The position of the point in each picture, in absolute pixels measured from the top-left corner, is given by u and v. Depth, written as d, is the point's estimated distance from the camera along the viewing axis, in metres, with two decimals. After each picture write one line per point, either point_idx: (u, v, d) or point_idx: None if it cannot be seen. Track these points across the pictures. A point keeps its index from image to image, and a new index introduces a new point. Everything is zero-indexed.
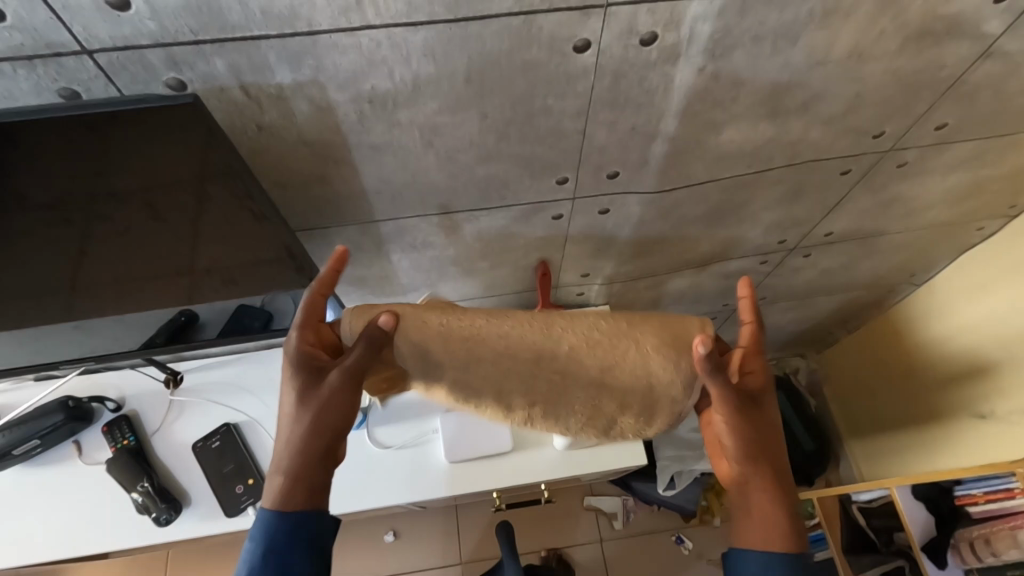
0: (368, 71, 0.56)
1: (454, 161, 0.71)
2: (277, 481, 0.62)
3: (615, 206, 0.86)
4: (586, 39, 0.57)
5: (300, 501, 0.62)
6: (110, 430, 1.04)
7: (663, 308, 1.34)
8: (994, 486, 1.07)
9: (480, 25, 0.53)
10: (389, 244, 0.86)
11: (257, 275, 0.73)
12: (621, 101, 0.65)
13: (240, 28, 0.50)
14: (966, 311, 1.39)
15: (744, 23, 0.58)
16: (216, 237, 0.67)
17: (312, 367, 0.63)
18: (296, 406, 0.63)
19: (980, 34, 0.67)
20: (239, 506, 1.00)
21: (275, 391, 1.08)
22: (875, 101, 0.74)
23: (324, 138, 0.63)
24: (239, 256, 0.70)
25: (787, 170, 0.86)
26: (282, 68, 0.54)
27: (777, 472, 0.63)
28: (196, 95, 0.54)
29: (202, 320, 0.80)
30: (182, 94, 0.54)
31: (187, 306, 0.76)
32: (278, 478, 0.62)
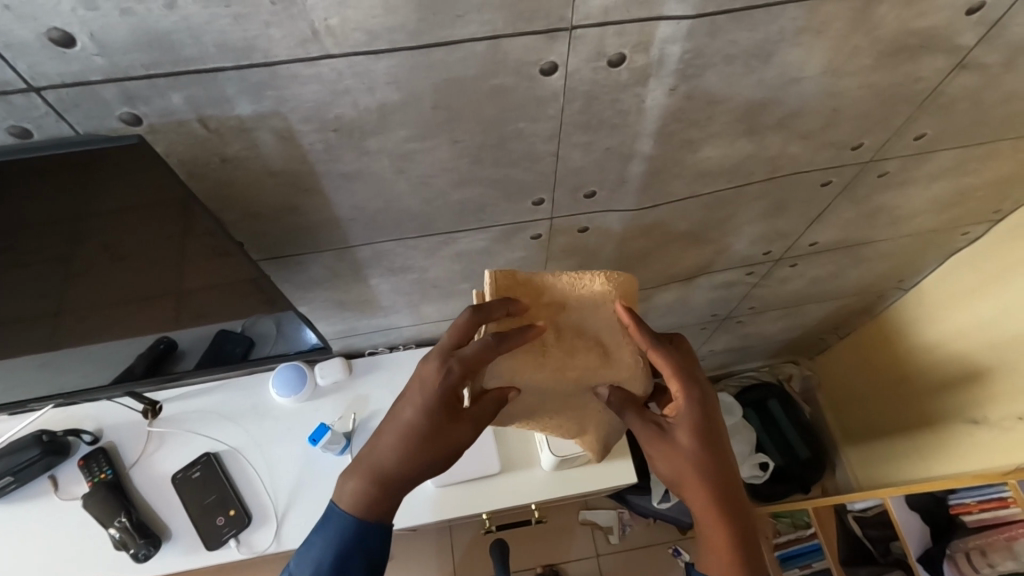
0: (331, 101, 0.55)
1: (427, 186, 0.69)
2: (362, 485, 0.68)
3: (596, 224, 0.85)
4: (554, 62, 0.55)
5: (369, 515, 0.69)
6: (86, 463, 1.01)
7: (652, 321, 1.33)
8: (987, 495, 1.02)
9: (443, 51, 0.52)
10: (367, 268, 0.84)
11: (227, 302, 0.73)
12: (595, 123, 0.64)
13: (194, 61, 0.48)
14: (955, 316, 1.38)
15: (715, 43, 0.57)
16: (184, 268, 0.66)
17: (448, 403, 0.64)
18: (421, 429, 0.65)
19: (954, 47, 0.66)
20: (222, 538, 0.98)
21: (258, 418, 1.07)
22: (852, 115, 0.74)
23: (291, 167, 0.61)
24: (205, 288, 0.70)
25: (768, 184, 0.85)
26: (241, 100, 0.52)
27: (729, 502, 0.65)
28: (140, 137, 0.50)
29: (181, 347, 0.81)
30: (126, 136, 0.50)
31: (164, 335, 0.77)
32: (364, 483, 0.68)
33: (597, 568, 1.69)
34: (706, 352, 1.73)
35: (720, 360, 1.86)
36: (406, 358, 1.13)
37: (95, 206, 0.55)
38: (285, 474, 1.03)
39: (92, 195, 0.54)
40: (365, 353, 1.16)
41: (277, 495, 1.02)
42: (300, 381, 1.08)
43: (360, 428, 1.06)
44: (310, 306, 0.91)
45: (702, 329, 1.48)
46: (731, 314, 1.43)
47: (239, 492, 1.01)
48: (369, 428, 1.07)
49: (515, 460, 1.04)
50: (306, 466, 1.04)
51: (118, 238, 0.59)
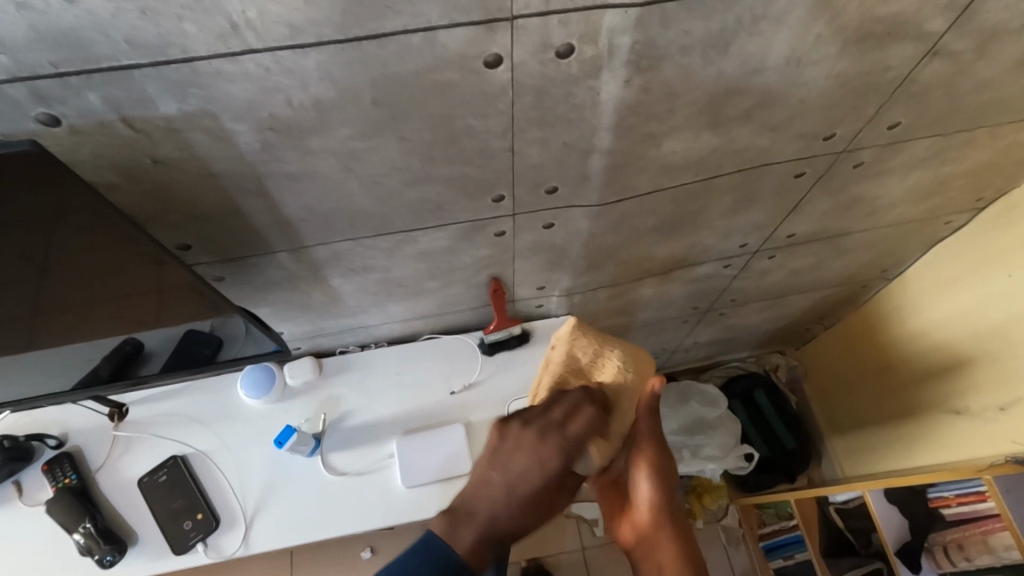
0: (263, 99, 0.52)
1: (379, 185, 0.67)
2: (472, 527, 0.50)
3: (561, 221, 0.82)
4: (497, 54, 0.53)
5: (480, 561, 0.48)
6: (50, 469, 0.99)
7: (631, 316, 1.31)
8: (965, 489, 1.00)
9: (377, 45, 0.49)
10: (326, 269, 0.82)
11: (169, 309, 0.71)
12: (548, 117, 0.62)
13: (107, 59, 0.45)
14: (938, 305, 1.36)
15: (668, 33, 0.54)
16: (117, 275, 0.64)
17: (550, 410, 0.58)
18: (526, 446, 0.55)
19: (924, 33, 0.63)
20: (189, 543, 0.97)
21: (227, 420, 1.05)
22: (821, 105, 0.71)
23: (230, 168, 0.59)
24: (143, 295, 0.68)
25: (738, 177, 0.83)
26: (165, 99, 0.50)
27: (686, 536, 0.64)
28: (38, 142, 0.48)
29: (148, 348, 0.79)
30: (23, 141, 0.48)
31: (130, 336, 0.76)
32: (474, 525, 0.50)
33: (583, 561, 1.69)
34: (690, 344, 1.72)
35: (706, 351, 1.84)
36: (378, 357, 1.12)
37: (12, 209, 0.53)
38: (254, 476, 1.02)
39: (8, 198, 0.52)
40: (336, 352, 1.14)
41: (246, 499, 1.00)
42: (269, 383, 1.06)
43: (331, 429, 1.05)
44: (271, 307, 0.89)
45: (684, 322, 1.47)
46: (713, 306, 1.41)
47: (207, 496, 1.00)
48: (341, 429, 1.05)
49: None
50: (276, 469, 1.02)
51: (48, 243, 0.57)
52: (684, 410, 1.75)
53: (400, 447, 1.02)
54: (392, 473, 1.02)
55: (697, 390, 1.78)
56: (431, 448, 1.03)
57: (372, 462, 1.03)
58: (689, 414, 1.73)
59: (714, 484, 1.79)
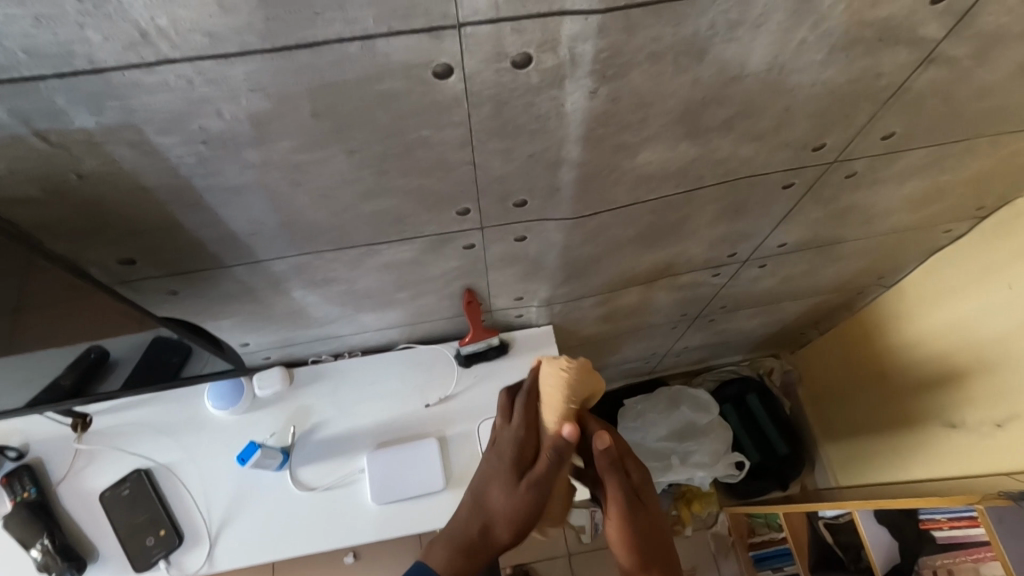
0: (190, 111, 0.47)
1: (332, 199, 0.62)
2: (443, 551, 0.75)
3: (533, 233, 0.78)
4: (447, 63, 0.48)
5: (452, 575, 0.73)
6: (10, 482, 0.96)
7: (617, 323, 1.27)
8: (957, 513, 0.97)
9: (309, 54, 0.44)
10: (286, 281, 0.78)
11: (103, 326, 0.70)
12: (510, 129, 0.57)
13: (6, 69, 0.41)
14: (938, 315, 1.32)
15: (634, 40, 0.49)
16: (42, 294, 0.61)
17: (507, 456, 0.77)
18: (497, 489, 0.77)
19: (918, 39, 0.58)
20: (152, 560, 0.94)
21: (193, 432, 1.02)
22: (808, 114, 0.67)
23: (165, 182, 0.55)
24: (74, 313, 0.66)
25: (721, 187, 0.78)
26: (80, 112, 0.46)
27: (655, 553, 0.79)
28: None
29: (114, 356, 0.77)
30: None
31: (94, 343, 0.73)
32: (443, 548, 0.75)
33: (569, 568, 1.67)
34: (681, 349, 1.68)
35: (697, 355, 1.80)
36: (351, 366, 1.08)
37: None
38: (221, 491, 0.98)
39: None
40: (308, 361, 1.10)
41: (211, 514, 0.97)
42: (236, 393, 1.03)
43: (302, 441, 1.02)
44: (232, 319, 0.85)
45: (673, 328, 1.43)
46: (703, 313, 1.36)
47: (170, 511, 0.96)
48: (312, 441, 1.02)
49: (461, 476, 0.98)
50: (242, 483, 0.99)
51: None
52: (673, 416, 1.71)
53: (372, 461, 0.99)
54: (363, 488, 0.99)
55: (688, 395, 1.75)
56: (404, 463, 0.99)
57: (343, 477, 0.99)
58: (678, 419, 1.70)
59: (703, 491, 1.76)
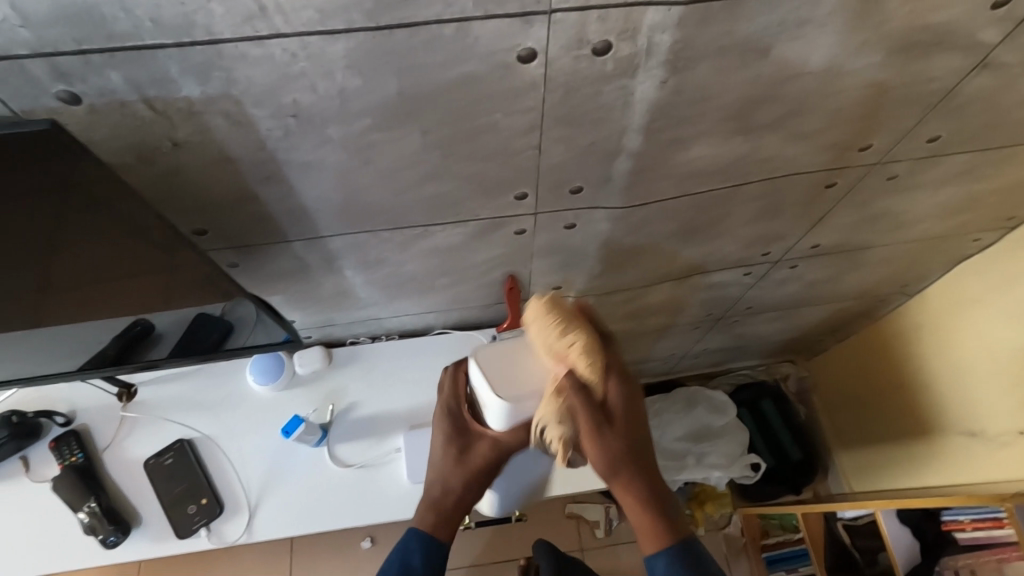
0: (286, 84, 0.50)
1: (397, 179, 0.65)
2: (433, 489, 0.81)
3: (581, 221, 0.80)
4: (531, 48, 0.51)
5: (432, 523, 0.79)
6: (57, 446, 0.99)
7: (643, 320, 1.29)
8: (981, 514, 0.98)
9: (405, 34, 0.47)
10: (339, 260, 0.80)
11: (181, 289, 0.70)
12: (577, 116, 0.59)
13: (130, 37, 0.44)
14: (959, 325, 1.33)
15: (708, 34, 0.52)
16: (128, 256, 0.62)
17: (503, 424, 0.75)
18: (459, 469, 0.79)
19: (974, 44, 0.60)
20: (193, 527, 0.96)
21: (233, 406, 1.05)
22: (860, 114, 0.69)
23: (248, 153, 0.57)
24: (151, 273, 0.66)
25: (765, 185, 0.80)
26: (187, 81, 0.48)
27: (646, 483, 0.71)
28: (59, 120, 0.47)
29: (159, 330, 0.80)
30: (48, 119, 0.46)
31: (139, 316, 0.74)
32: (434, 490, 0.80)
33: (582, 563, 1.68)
34: (701, 351, 1.69)
35: (716, 357, 1.82)
36: (385, 349, 1.11)
37: (19, 187, 0.51)
38: (260, 463, 1.01)
39: (17, 175, 0.50)
40: (346, 343, 1.13)
41: (249, 486, 1.00)
42: (277, 370, 1.05)
43: (338, 420, 1.04)
44: (281, 296, 0.88)
45: (696, 328, 1.44)
46: (726, 314, 1.38)
47: (211, 480, 0.99)
48: (348, 420, 1.04)
49: None
50: (279, 457, 1.02)
51: (57, 223, 0.55)
52: (691, 416, 1.72)
53: (406, 441, 1.01)
54: (397, 468, 1.01)
55: (705, 395, 1.75)
56: None
57: (378, 456, 1.02)
58: (695, 420, 1.71)
59: (717, 492, 1.76)
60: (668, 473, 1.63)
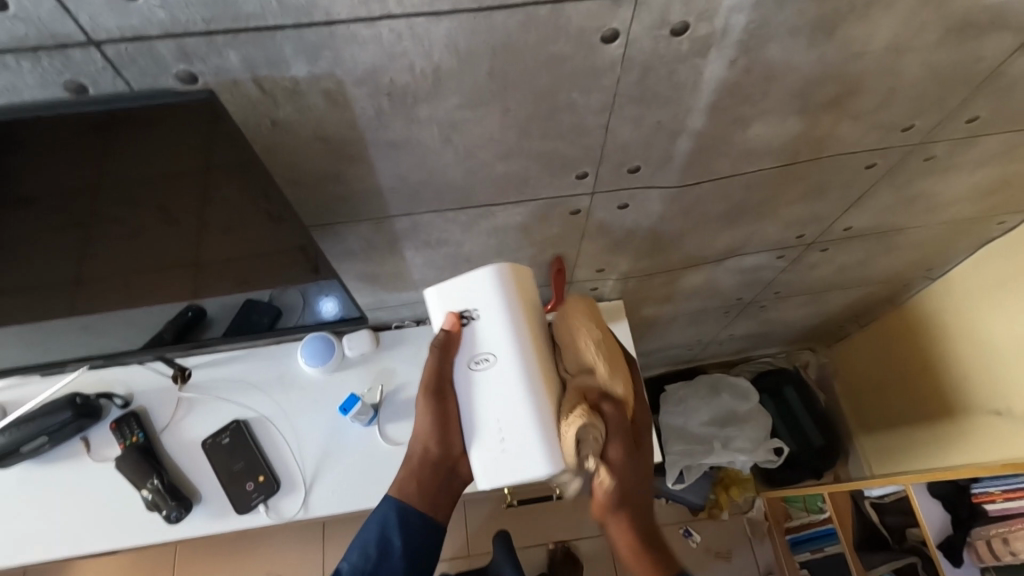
0: (387, 65, 0.53)
1: (472, 157, 0.68)
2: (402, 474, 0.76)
3: (635, 202, 0.84)
4: (616, 29, 0.54)
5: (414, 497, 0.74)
6: (118, 426, 1.02)
7: (675, 304, 1.33)
8: (1012, 484, 1.05)
9: (504, 16, 0.51)
10: (403, 240, 0.83)
11: (266, 273, 0.73)
12: (648, 96, 0.63)
13: (255, 18, 0.47)
14: (985, 307, 1.36)
15: (781, 15, 0.55)
16: (230, 231, 0.65)
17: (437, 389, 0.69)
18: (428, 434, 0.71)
19: (1021, 25, 0.64)
20: (251, 504, 0.99)
21: (285, 388, 1.08)
22: (908, 95, 0.72)
23: (339, 133, 0.61)
24: (245, 253, 0.69)
25: (812, 166, 0.83)
26: (297, 61, 0.52)
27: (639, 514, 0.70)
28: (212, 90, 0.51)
29: (210, 314, 0.81)
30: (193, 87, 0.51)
31: (193, 302, 0.77)
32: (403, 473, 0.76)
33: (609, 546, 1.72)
34: (725, 338, 1.73)
35: (738, 345, 1.85)
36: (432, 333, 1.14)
37: (141, 162, 0.55)
38: (314, 442, 1.04)
39: (142, 150, 0.54)
40: (392, 326, 1.17)
41: (305, 463, 1.03)
42: (327, 353, 1.08)
43: (387, 401, 1.07)
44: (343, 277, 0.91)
45: (725, 313, 1.48)
46: (756, 299, 1.42)
47: (267, 459, 1.02)
48: (398, 401, 1.08)
49: None
50: (335, 436, 1.05)
51: (166, 199, 0.59)
52: (715, 402, 1.75)
53: None
54: None
55: (728, 382, 1.79)
56: None
57: None
58: (719, 406, 1.74)
59: (740, 476, 1.80)
60: (694, 456, 1.66)
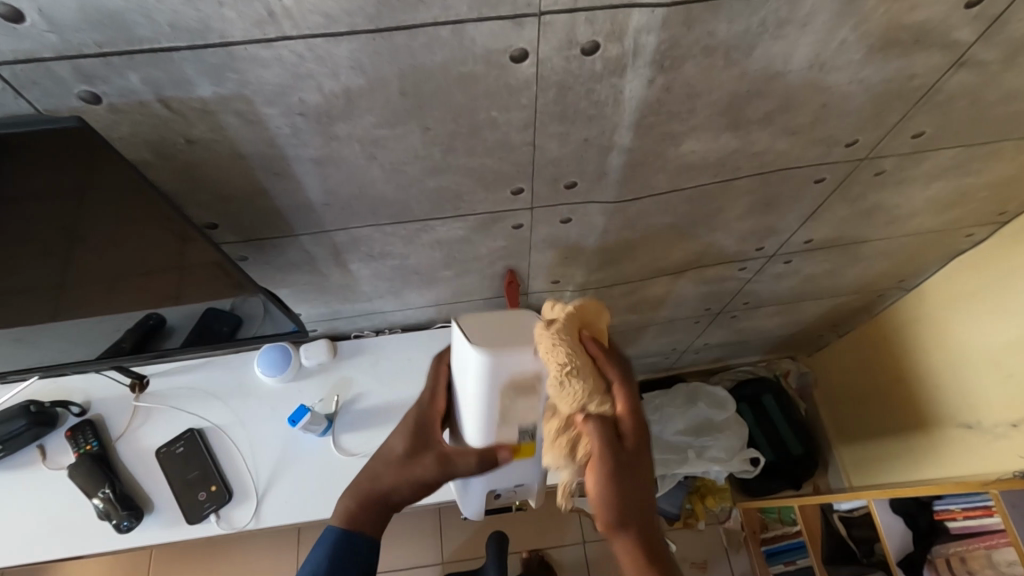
0: (295, 85, 0.54)
1: (401, 173, 0.68)
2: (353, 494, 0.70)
3: (577, 216, 0.83)
4: (524, 49, 0.54)
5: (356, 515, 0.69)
6: (73, 435, 1.03)
7: (643, 314, 1.32)
8: (972, 503, 1.02)
9: (406, 36, 0.50)
10: (346, 253, 0.84)
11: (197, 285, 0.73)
12: (570, 113, 0.63)
13: (149, 40, 0.47)
14: (954, 319, 1.35)
15: (692, 34, 0.55)
16: (154, 246, 0.65)
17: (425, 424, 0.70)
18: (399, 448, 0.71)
19: (951, 42, 0.63)
20: (202, 513, 1.00)
21: (243, 398, 1.08)
22: (844, 111, 0.71)
23: (259, 150, 0.61)
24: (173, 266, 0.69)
25: (757, 180, 0.83)
26: (202, 81, 0.52)
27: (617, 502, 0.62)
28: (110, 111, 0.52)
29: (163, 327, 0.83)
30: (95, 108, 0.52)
31: (152, 312, 0.78)
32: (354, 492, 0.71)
33: (584, 555, 1.71)
34: (701, 346, 1.72)
35: (716, 353, 1.84)
36: (392, 342, 1.14)
37: (36, 178, 0.55)
38: (268, 452, 1.04)
39: (41, 169, 0.53)
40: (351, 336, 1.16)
41: (258, 474, 1.03)
42: (284, 362, 1.09)
43: (343, 410, 1.07)
44: (290, 287, 0.91)
45: (695, 323, 1.47)
46: (725, 309, 1.41)
47: (221, 469, 1.03)
48: (353, 411, 1.07)
49: None
50: (288, 447, 1.05)
51: (77, 216, 0.59)
52: (691, 411, 1.74)
53: None
54: None
55: (707, 392, 1.78)
56: None
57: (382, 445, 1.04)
58: (695, 415, 1.73)
59: (717, 486, 1.80)
60: (668, 466, 1.65)
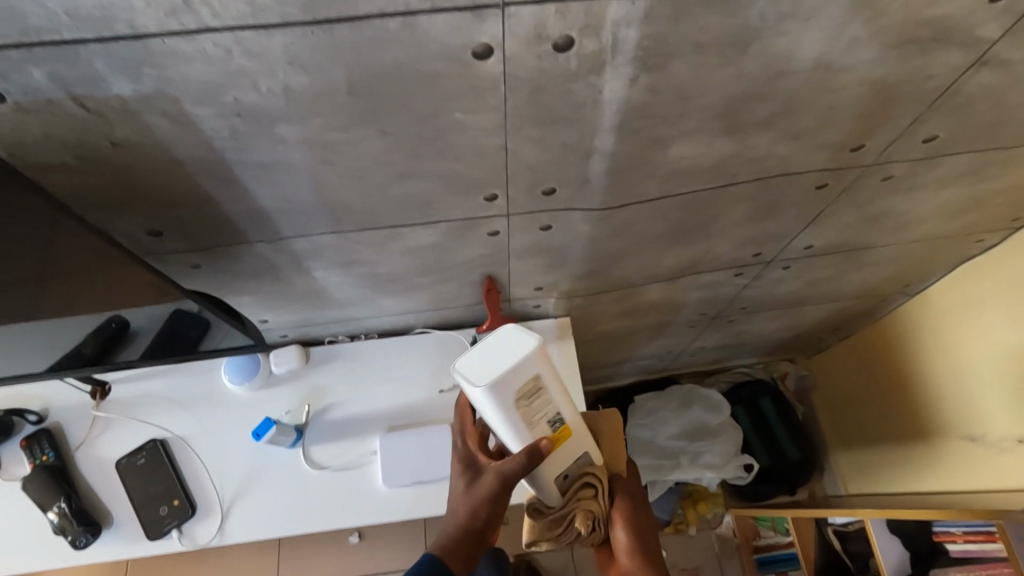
0: (227, 83, 0.47)
1: (360, 179, 0.62)
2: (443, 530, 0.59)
3: (559, 223, 0.77)
4: (487, 44, 0.47)
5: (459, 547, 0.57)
6: (29, 445, 0.98)
7: (634, 319, 1.26)
8: (974, 527, 0.96)
9: (348, 29, 0.44)
10: (308, 261, 0.78)
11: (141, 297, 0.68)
12: (545, 116, 0.56)
13: (46, 31, 0.41)
14: (961, 328, 1.28)
15: (680, 29, 0.48)
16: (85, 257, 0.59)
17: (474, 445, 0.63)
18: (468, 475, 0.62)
19: (973, 39, 0.56)
20: (164, 529, 0.95)
21: (209, 406, 1.03)
22: (851, 114, 0.64)
23: (196, 154, 0.54)
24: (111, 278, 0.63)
25: (754, 186, 0.76)
26: (117, 79, 0.45)
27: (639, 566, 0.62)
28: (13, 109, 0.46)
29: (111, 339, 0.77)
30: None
31: (108, 317, 0.72)
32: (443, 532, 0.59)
33: (572, 560, 1.68)
34: (696, 349, 1.66)
35: (711, 355, 1.79)
36: (368, 348, 1.08)
37: None
38: (234, 465, 0.99)
39: None
40: (325, 341, 1.10)
41: (223, 488, 0.98)
42: (252, 369, 1.03)
43: (314, 420, 1.02)
44: (253, 295, 0.85)
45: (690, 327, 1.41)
46: (721, 313, 1.35)
47: (184, 482, 0.97)
48: (324, 421, 1.02)
49: None
50: (256, 458, 1.00)
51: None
52: (685, 415, 1.69)
53: (382, 443, 0.98)
54: (372, 470, 0.98)
55: (700, 395, 1.72)
56: (416, 447, 0.98)
57: (353, 458, 0.99)
58: (689, 420, 1.68)
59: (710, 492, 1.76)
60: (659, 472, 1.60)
